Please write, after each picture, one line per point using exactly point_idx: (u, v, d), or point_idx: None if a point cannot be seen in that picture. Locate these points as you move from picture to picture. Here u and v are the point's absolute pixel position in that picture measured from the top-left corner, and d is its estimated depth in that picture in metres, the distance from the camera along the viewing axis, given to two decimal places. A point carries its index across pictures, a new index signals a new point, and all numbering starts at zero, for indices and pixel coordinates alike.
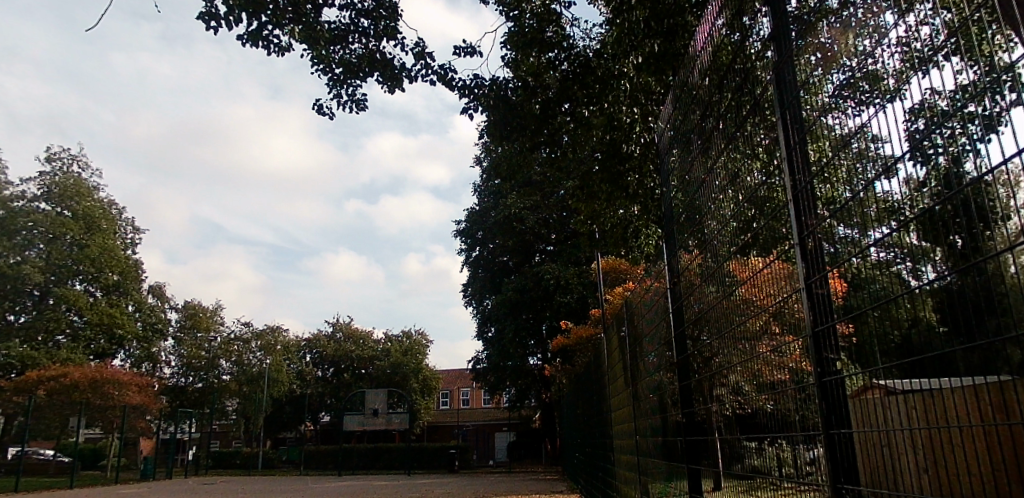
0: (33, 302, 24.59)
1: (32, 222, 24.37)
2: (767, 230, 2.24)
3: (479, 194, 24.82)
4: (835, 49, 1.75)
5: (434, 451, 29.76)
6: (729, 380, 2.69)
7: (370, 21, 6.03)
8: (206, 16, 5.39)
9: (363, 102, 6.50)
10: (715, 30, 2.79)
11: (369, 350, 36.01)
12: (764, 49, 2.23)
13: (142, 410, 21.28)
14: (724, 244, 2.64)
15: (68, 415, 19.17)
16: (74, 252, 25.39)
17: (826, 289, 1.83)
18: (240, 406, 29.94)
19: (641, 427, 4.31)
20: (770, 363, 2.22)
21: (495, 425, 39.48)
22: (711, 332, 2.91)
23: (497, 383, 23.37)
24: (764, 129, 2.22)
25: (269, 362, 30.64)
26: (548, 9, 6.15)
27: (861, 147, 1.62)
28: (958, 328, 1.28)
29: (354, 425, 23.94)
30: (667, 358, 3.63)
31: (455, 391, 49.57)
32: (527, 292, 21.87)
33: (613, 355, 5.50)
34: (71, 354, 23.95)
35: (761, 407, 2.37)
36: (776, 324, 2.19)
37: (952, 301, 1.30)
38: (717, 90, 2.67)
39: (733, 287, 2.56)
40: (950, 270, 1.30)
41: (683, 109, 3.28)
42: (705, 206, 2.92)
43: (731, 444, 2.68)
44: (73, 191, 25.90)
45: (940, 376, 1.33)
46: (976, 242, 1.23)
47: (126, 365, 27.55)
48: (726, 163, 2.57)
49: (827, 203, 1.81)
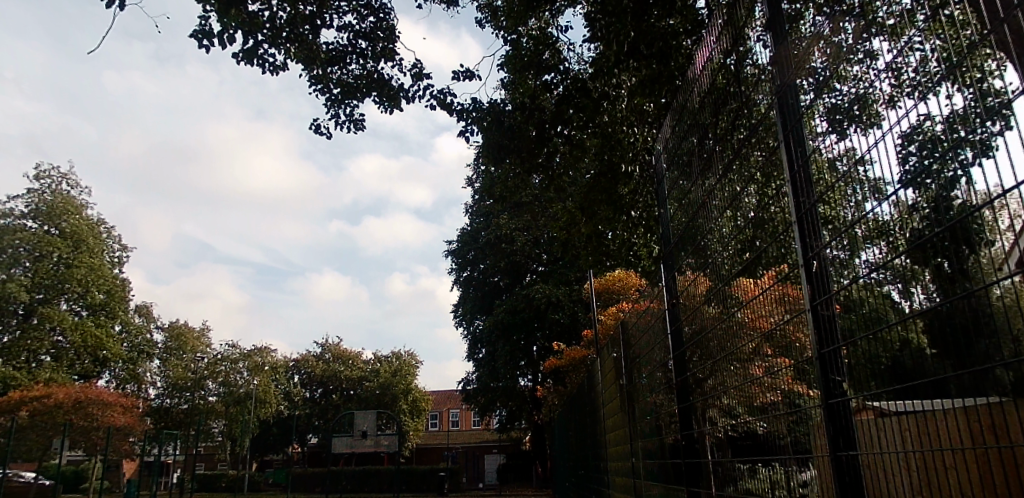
0: (17, 322, 24.07)
1: (19, 240, 24.17)
2: (763, 251, 2.23)
3: (470, 215, 24.91)
4: (827, 74, 1.78)
5: (424, 473, 29.39)
6: (722, 402, 2.69)
7: (368, 43, 6.08)
8: (200, 34, 5.40)
9: (361, 122, 6.51)
10: (712, 55, 2.82)
11: (358, 370, 35.76)
12: (763, 72, 2.25)
13: (127, 431, 20.78)
14: (720, 268, 2.66)
15: (50, 436, 19.01)
16: (61, 271, 25.03)
17: (828, 310, 1.80)
18: (226, 428, 29.30)
19: (637, 448, 4.25)
20: (764, 385, 2.22)
21: (485, 447, 39.14)
22: (706, 354, 2.89)
23: (487, 405, 23.20)
24: (761, 150, 2.25)
25: (257, 383, 30.08)
26: (544, 33, 6.35)
27: (849, 170, 1.67)
28: (947, 351, 1.29)
29: (343, 448, 23.50)
30: (662, 379, 3.60)
31: (443, 413, 49.22)
32: (518, 312, 21.82)
33: (608, 376, 5.44)
34: (54, 375, 23.50)
35: (756, 429, 2.35)
36: (770, 347, 2.19)
37: (939, 323, 1.32)
38: (714, 111, 2.69)
39: (731, 309, 2.53)
40: (939, 294, 1.32)
41: (679, 134, 3.31)
42: (702, 225, 2.90)
43: (725, 467, 2.68)
44: (61, 209, 25.73)
45: (931, 399, 1.34)
46: (965, 269, 1.25)
47: (110, 386, 27.07)
48: (721, 188, 2.60)
49: (826, 223, 1.80)
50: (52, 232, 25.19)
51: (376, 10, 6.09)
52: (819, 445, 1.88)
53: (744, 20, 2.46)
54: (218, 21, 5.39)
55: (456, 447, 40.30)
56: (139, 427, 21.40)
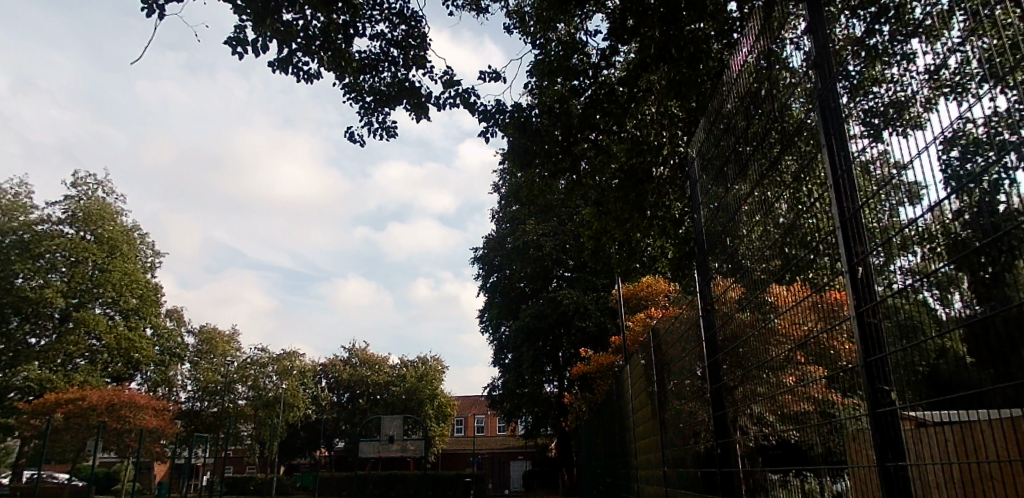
0: (54, 325, 24.59)
1: (57, 246, 24.79)
2: (795, 256, 2.18)
3: (497, 220, 24.94)
4: (862, 77, 1.75)
5: (449, 479, 29.35)
6: (752, 410, 2.65)
7: (399, 51, 6.13)
8: (234, 41, 5.48)
9: (393, 129, 6.58)
10: (747, 59, 2.77)
11: (385, 375, 35.98)
12: (796, 76, 2.21)
13: (158, 434, 21.03)
14: (752, 273, 2.62)
15: (84, 439, 19.28)
16: (96, 276, 25.58)
17: (867, 316, 1.74)
18: (255, 432, 29.55)
19: (668, 455, 4.20)
20: (797, 394, 2.17)
21: (511, 453, 39.01)
22: (738, 362, 2.84)
23: (513, 411, 23.13)
24: (793, 154, 2.22)
25: (285, 386, 30.31)
26: (572, 38, 6.34)
27: (885, 173, 1.64)
28: (990, 360, 1.25)
29: (369, 453, 23.57)
30: (693, 385, 3.56)
31: (469, 418, 49.22)
32: (544, 317, 21.74)
33: (637, 383, 5.39)
34: (88, 377, 23.91)
35: (787, 437, 2.31)
36: (802, 355, 2.13)
37: (980, 332, 1.27)
38: (747, 115, 2.66)
39: (762, 314, 2.48)
40: (977, 303, 1.28)
41: (711, 138, 3.27)
42: (735, 230, 2.85)
43: (757, 477, 2.63)
44: (97, 216, 26.38)
45: (972, 409, 1.30)
46: (1006, 276, 1.21)
47: (142, 389, 27.50)
48: (752, 195, 2.57)
49: (865, 229, 1.74)
50: (88, 238, 25.83)
51: (407, 18, 6.15)
52: (855, 456, 1.84)
53: (778, 23, 2.43)
54: (252, 28, 5.47)
55: (482, 452, 40.24)
56: (170, 429, 21.59)
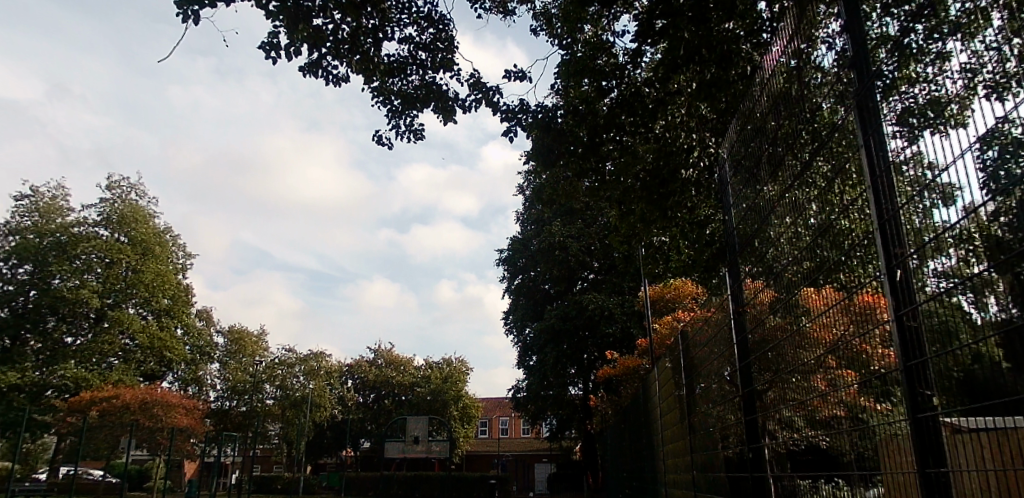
0: (89, 325, 25.16)
1: (92, 247, 25.37)
2: (826, 259, 2.14)
3: (521, 222, 24.94)
4: (897, 75, 1.72)
5: (473, 480, 29.43)
6: (782, 415, 2.62)
7: (427, 54, 6.19)
8: (268, 46, 5.57)
9: (420, 132, 6.62)
10: (780, 58, 2.73)
11: (410, 376, 36.25)
12: (827, 75, 2.20)
13: (189, 433, 21.38)
14: (781, 276, 2.59)
15: (117, 436, 19.66)
16: (129, 277, 26.14)
17: (901, 320, 1.70)
18: (283, 431, 29.93)
19: (696, 459, 4.16)
20: (829, 399, 2.13)
21: (535, 456, 39.00)
22: (768, 366, 2.80)
23: (537, 413, 23.10)
24: (823, 155, 2.19)
25: (312, 387, 30.63)
26: (599, 39, 6.35)
27: (918, 175, 1.62)
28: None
29: (395, 453, 23.71)
30: (721, 388, 3.53)
31: (493, 420, 49.33)
32: (568, 320, 21.68)
33: (665, 387, 5.35)
34: (123, 376, 24.38)
35: (818, 442, 2.28)
36: (833, 359, 2.09)
37: (1015, 338, 1.25)
38: (777, 114, 2.64)
39: (794, 317, 2.44)
40: (1017, 307, 1.25)
41: (741, 138, 3.25)
42: (765, 233, 2.82)
43: (786, 482, 2.59)
44: (131, 219, 27.02)
45: (1011, 417, 1.27)
46: None
47: (173, 387, 27.99)
48: (782, 197, 2.55)
49: (902, 231, 1.70)
50: (122, 239, 26.44)
51: (435, 21, 6.19)
52: (888, 462, 1.81)
53: (809, 20, 2.41)
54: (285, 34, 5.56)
55: (506, 454, 40.30)
56: (201, 428, 21.89)
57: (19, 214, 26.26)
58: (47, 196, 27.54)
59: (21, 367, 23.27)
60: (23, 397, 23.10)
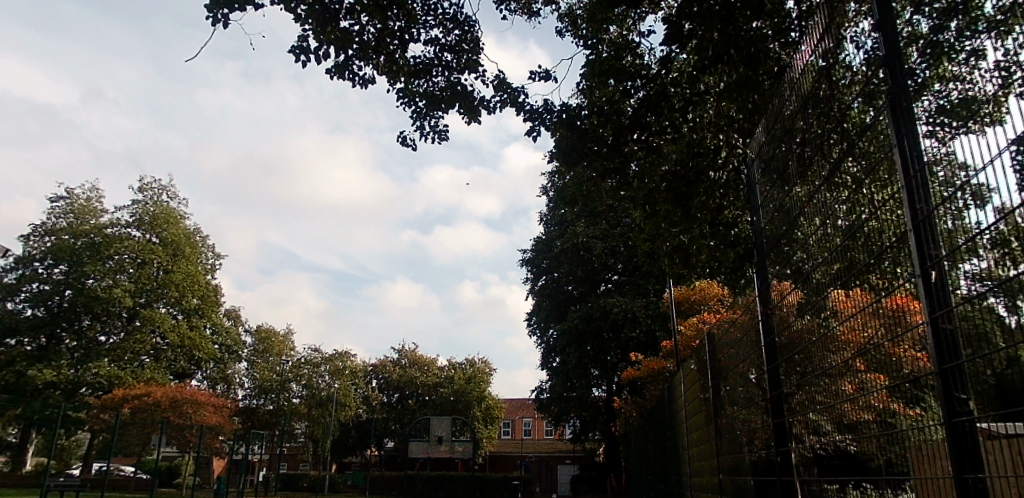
0: (121, 323, 25.68)
1: (125, 248, 25.90)
2: (856, 260, 2.11)
3: (545, 223, 24.94)
4: (929, 73, 1.70)
5: (497, 481, 29.44)
6: (809, 419, 2.59)
7: (453, 55, 6.22)
8: (297, 50, 5.65)
9: (445, 133, 6.65)
10: (812, 54, 2.67)
11: (433, 377, 36.40)
12: (856, 75, 2.18)
13: (217, 430, 21.69)
14: (810, 278, 2.56)
15: (148, 433, 20.19)
16: (160, 277, 26.62)
17: (934, 322, 1.67)
18: (308, 429, 30.24)
19: (723, 462, 4.13)
20: (858, 403, 2.11)
21: (559, 457, 38.90)
22: (796, 370, 2.76)
23: (561, 415, 23.05)
24: (853, 155, 2.17)
25: (337, 386, 30.91)
26: (624, 39, 6.37)
27: (950, 175, 1.60)
28: None
29: (419, 453, 23.82)
30: (748, 390, 3.50)
31: (516, 421, 49.37)
32: (592, 321, 21.61)
33: (690, 389, 5.30)
34: (154, 374, 24.80)
35: (846, 447, 2.25)
36: (863, 362, 2.06)
37: None
38: (805, 114, 2.63)
39: (823, 319, 2.41)
40: None
41: (770, 139, 3.22)
42: (793, 233, 2.79)
43: (815, 486, 2.56)
44: (162, 220, 27.58)
45: None
46: None
47: (202, 386, 28.43)
48: (811, 198, 2.53)
49: (935, 233, 1.67)
50: (153, 240, 26.98)
51: (461, 23, 6.22)
52: (919, 468, 1.78)
53: (838, 19, 2.40)
54: (314, 37, 5.63)
55: (530, 456, 40.25)
56: (229, 426, 22.18)
57: (55, 215, 26.92)
58: (82, 198, 28.21)
59: (56, 365, 23.76)
60: (58, 394, 23.66)
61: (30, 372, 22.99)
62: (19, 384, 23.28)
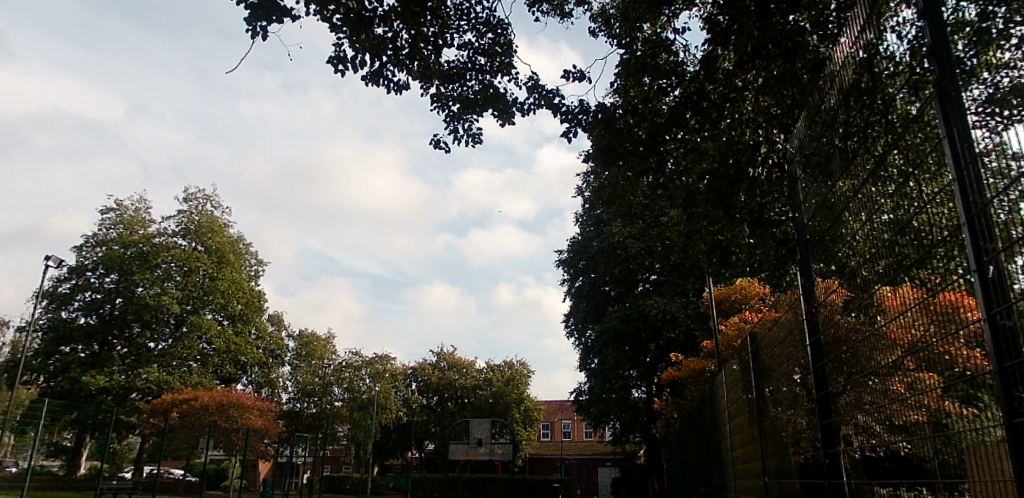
0: (170, 330, 26.39)
1: (171, 256, 26.57)
2: (903, 255, 2.05)
3: (581, 224, 24.83)
4: (978, 60, 1.65)
5: (537, 483, 29.38)
6: (857, 419, 2.52)
7: (486, 59, 6.25)
8: (335, 60, 5.74)
9: (479, 136, 6.66)
10: (851, 48, 2.63)
11: (472, 379, 36.58)
12: (900, 65, 2.14)
13: (263, 433, 22.12)
14: (856, 275, 2.50)
15: (196, 437, 20.67)
16: (207, 284, 27.31)
17: (991, 319, 1.60)
18: (350, 432, 30.64)
19: (768, 464, 4.05)
20: (908, 403, 2.04)
21: (599, 459, 38.69)
22: (843, 370, 2.68)
23: (600, 417, 22.91)
24: (898, 148, 2.11)
25: (378, 389, 31.26)
26: (659, 37, 6.35)
27: (1002, 166, 1.54)
28: None
29: (458, 455, 23.91)
30: (793, 391, 3.43)
31: (555, 423, 49.26)
32: (630, 322, 21.42)
33: (733, 390, 5.22)
34: (202, 379, 25.39)
35: (898, 450, 2.17)
36: (913, 360, 1.99)
37: None
38: (845, 108, 2.58)
39: (870, 317, 2.34)
40: None
41: (811, 133, 3.16)
42: (837, 229, 2.72)
43: (865, 490, 2.48)
44: (207, 229, 28.31)
45: None
46: None
47: (248, 390, 29.06)
48: (856, 193, 2.46)
49: (991, 227, 1.60)
50: (199, 248, 27.74)
51: (494, 26, 6.24)
52: (975, 470, 1.71)
53: (877, 9, 2.35)
54: (350, 46, 5.71)
55: (569, 458, 40.12)
56: (274, 429, 22.58)
57: (105, 226, 27.82)
58: (130, 209, 29.09)
59: (109, 371, 24.49)
60: (110, 399, 24.43)
61: (84, 378, 23.77)
62: (74, 389, 24.11)
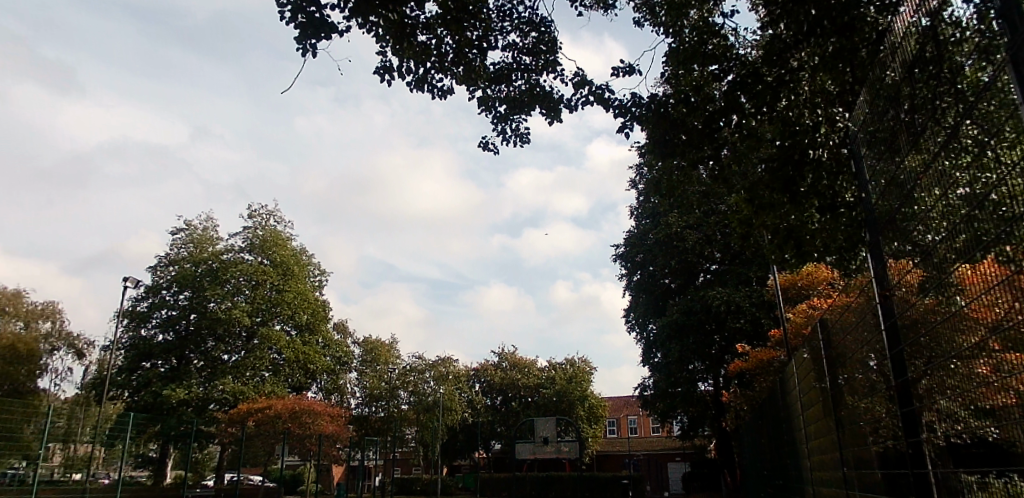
0: (242, 342, 27.36)
1: (240, 272, 27.63)
2: (983, 231, 1.94)
3: (637, 218, 24.54)
4: None
5: (607, 480, 29.18)
6: (940, 405, 2.41)
7: (531, 58, 6.25)
8: (382, 69, 5.84)
9: (527, 135, 6.68)
10: (908, 17, 2.56)
11: (535, 378, 36.62)
12: (968, 31, 2.09)
13: (334, 439, 22.63)
14: (932, 254, 2.38)
15: (272, 445, 21.39)
16: (274, 296, 28.23)
17: None
18: (418, 434, 31.10)
19: (847, 454, 3.90)
20: (995, 386, 1.94)
21: (668, 454, 38.13)
22: (922, 355, 2.56)
23: (667, 411, 22.59)
24: (970, 119, 2.01)
25: (442, 392, 31.62)
26: (707, 22, 6.20)
27: None
28: None
29: (525, 454, 23.97)
30: (868, 377, 3.30)
31: (621, 419, 48.86)
32: (693, 314, 21.03)
33: (805, 379, 5.04)
34: (274, 388, 26.19)
35: (985, 436, 2.06)
36: (999, 341, 1.89)
37: None
38: (909, 79, 2.48)
39: (952, 297, 2.21)
40: None
41: (873, 108, 3.03)
42: (909, 207, 2.60)
43: (953, 479, 2.37)
44: (271, 243, 29.32)
45: None
46: None
47: (318, 397, 29.86)
48: (927, 167, 2.34)
49: None
50: (265, 262, 28.76)
51: (537, 24, 6.23)
52: None
53: None
54: (396, 55, 5.80)
55: (638, 454, 39.68)
56: (345, 434, 23.03)
57: (178, 246, 29.15)
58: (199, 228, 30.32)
59: (188, 384, 25.55)
60: (190, 411, 25.29)
61: (166, 391, 24.84)
62: (157, 402, 25.22)
